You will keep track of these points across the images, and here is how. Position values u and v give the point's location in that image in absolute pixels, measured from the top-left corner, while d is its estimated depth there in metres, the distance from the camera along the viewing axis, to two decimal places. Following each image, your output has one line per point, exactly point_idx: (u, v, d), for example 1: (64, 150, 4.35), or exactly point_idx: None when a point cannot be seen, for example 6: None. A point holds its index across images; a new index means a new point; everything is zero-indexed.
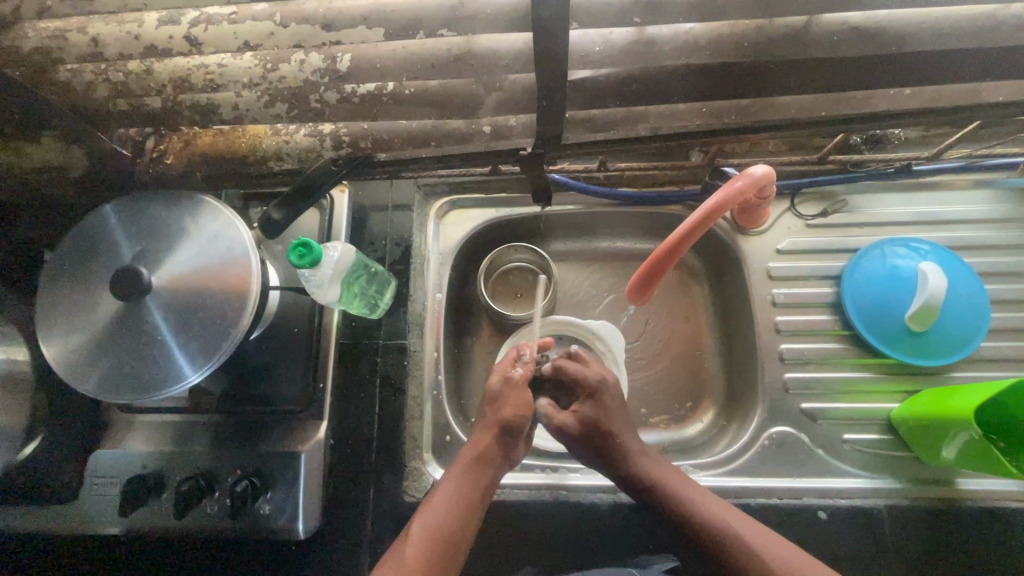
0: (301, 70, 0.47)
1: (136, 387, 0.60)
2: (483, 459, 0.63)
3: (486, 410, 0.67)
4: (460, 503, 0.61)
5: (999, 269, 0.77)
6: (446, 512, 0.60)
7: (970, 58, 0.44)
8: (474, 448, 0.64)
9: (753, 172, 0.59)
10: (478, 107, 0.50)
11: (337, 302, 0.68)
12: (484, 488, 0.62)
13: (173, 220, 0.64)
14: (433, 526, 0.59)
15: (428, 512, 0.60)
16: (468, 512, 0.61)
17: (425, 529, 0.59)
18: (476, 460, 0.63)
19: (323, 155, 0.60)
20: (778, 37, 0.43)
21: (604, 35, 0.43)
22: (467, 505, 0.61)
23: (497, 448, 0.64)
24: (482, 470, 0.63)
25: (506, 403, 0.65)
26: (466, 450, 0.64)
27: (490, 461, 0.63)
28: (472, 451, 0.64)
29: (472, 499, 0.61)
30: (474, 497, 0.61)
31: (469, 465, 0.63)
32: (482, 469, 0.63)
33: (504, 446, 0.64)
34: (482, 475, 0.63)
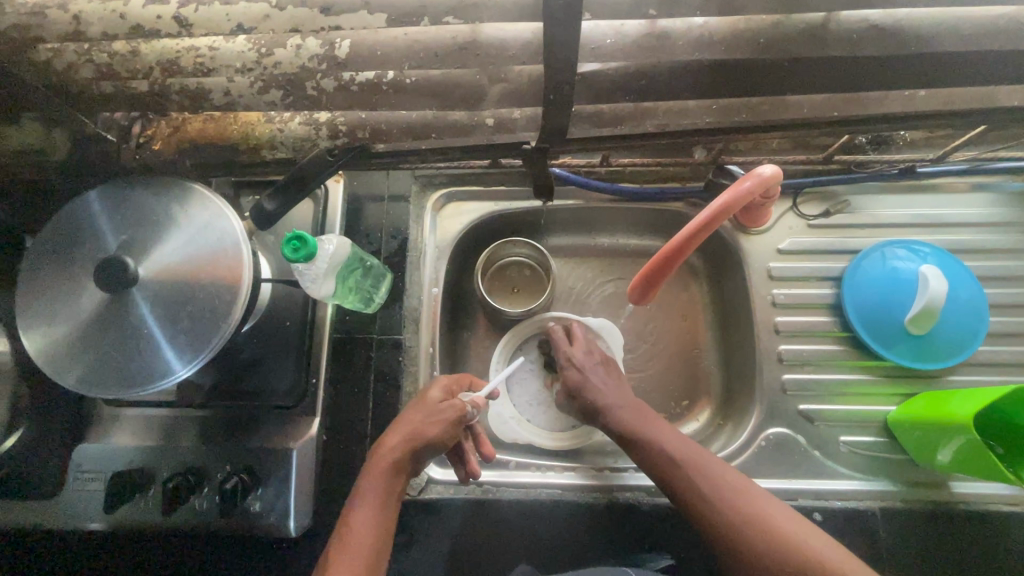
0: (297, 55, 0.45)
1: (121, 381, 0.58)
2: (399, 466, 0.61)
3: (416, 414, 0.64)
4: (380, 518, 0.58)
5: (997, 273, 0.77)
6: (365, 532, 0.57)
7: (990, 63, 0.43)
8: (392, 452, 0.61)
9: (761, 172, 0.58)
10: (482, 98, 0.48)
11: (331, 296, 0.66)
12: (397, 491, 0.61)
13: (161, 208, 0.62)
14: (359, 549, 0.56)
15: (350, 538, 0.56)
16: (383, 522, 0.59)
17: (353, 550, 0.56)
18: (396, 468, 0.61)
19: (319, 145, 0.58)
20: (795, 34, 0.42)
21: (615, 27, 0.42)
22: (384, 522, 0.58)
23: (410, 459, 0.62)
24: (398, 479, 0.61)
25: (432, 420, 0.63)
26: (380, 460, 0.61)
27: (406, 467, 0.61)
28: (387, 458, 0.61)
29: (388, 513, 0.59)
30: (390, 506, 0.60)
31: (389, 476, 0.60)
32: (395, 478, 0.61)
33: (421, 456, 0.63)
34: (396, 485, 0.61)
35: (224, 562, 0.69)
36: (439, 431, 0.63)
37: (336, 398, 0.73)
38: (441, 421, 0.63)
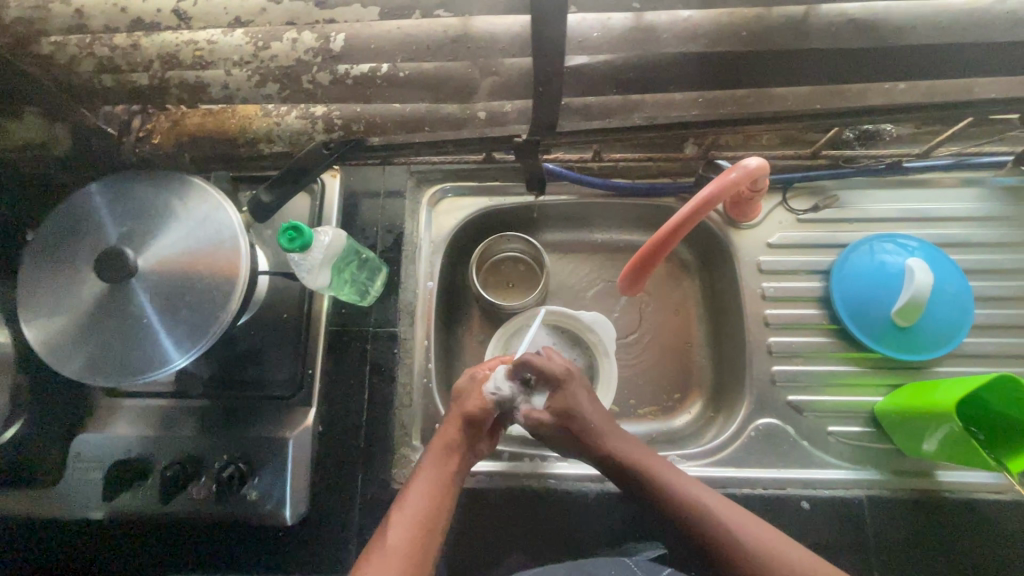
0: (294, 49, 0.46)
1: (120, 370, 0.59)
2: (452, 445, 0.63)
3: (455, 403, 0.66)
4: (433, 491, 0.59)
5: (982, 267, 0.78)
6: (417, 499, 0.57)
7: (966, 55, 0.44)
8: (444, 433, 0.64)
9: (747, 165, 0.59)
10: (473, 91, 0.50)
11: (327, 287, 0.67)
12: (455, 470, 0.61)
13: (160, 201, 0.63)
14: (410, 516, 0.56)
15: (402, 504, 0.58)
16: (442, 495, 0.59)
17: (403, 514, 0.56)
18: (447, 445, 0.63)
19: (315, 139, 0.60)
20: (776, 27, 0.43)
21: (602, 20, 0.43)
22: (440, 494, 0.59)
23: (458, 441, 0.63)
24: (451, 454, 0.62)
25: (469, 397, 0.65)
26: (433, 445, 0.63)
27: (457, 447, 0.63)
28: (440, 441, 0.63)
29: (445, 487, 0.60)
30: (446, 480, 0.60)
31: (439, 452, 0.62)
32: (449, 455, 0.62)
33: (472, 435, 0.64)
34: (449, 462, 0.61)
35: (222, 551, 0.70)
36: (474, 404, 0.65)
37: (333, 389, 0.74)
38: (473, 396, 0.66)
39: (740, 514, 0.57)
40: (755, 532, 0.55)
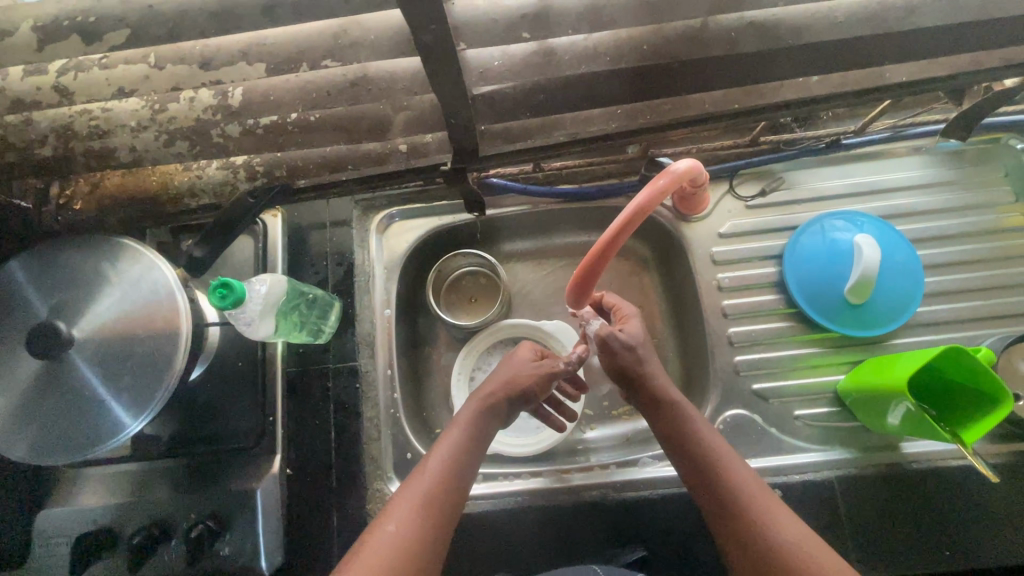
0: (192, 108, 0.45)
1: (70, 446, 0.58)
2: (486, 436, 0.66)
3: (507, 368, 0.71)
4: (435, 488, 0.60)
5: (930, 234, 0.78)
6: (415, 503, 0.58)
7: (872, 46, 0.43)
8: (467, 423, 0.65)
9: (676, 168, 0.56)
10: (388, 127, 0.49)
11: (272, 335, 0.63)
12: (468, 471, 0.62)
13: (90, 267, 0.61)
14: (410, 514, 0.57)
15: (402, 498, 0.59)
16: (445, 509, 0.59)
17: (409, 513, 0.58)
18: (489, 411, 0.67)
19: (239, 188, 0.58)
20: (676, 38, 0.42)
21: (502, 48, 0.42)
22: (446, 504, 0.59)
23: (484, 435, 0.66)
24: (452, 460, 0.62)
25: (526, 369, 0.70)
26: (448, 439, 0.64)
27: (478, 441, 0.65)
28: (458, 435, 0.64)
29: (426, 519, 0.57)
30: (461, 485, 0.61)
31: (450, 459, 0.62)
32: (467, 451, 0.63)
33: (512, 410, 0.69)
34: (465, 460, 0.63)
35: None
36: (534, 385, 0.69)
37: (297, 430, 0.73)
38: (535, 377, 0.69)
39: (736, 460, 0.61)
40: (742, 479, 0.59)
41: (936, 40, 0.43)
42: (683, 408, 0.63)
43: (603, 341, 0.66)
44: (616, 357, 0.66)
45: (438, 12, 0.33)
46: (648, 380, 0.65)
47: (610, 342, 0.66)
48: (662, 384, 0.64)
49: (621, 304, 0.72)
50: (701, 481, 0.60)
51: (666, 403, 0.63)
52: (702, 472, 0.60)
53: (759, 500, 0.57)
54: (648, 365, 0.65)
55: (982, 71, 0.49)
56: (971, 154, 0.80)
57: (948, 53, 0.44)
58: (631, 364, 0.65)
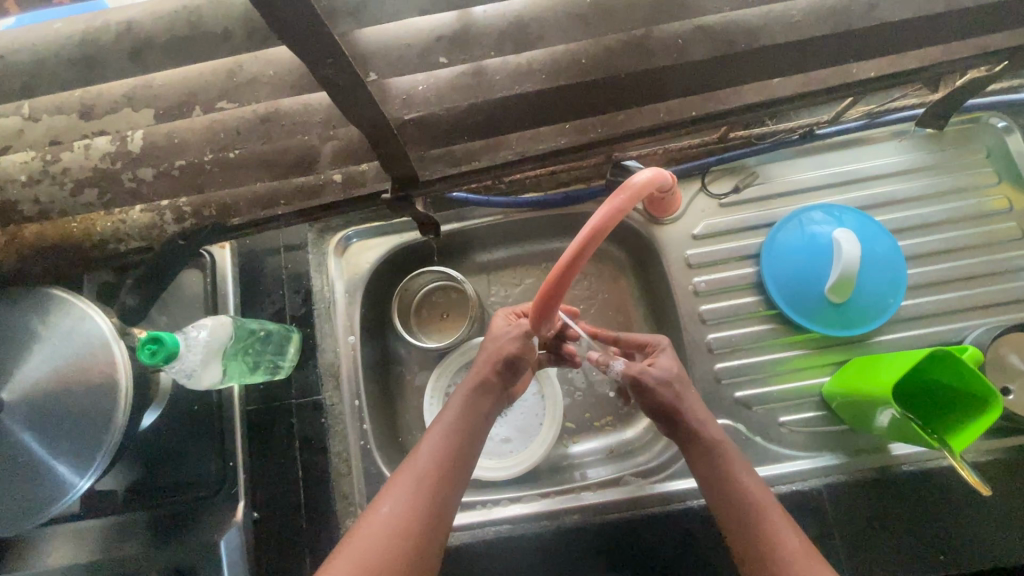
0: (88, 156, 0.41)
1: (11, 512, 0.56)
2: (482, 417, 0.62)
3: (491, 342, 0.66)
4: (428, 476, 0.57)
5: (913, 223, 0.75)
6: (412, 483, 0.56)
7: (835, 46, 0.39)
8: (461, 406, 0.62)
9: (635, 181, 0.51)
10: (314, 161, 0.44)
11: (218, 381, 0.59)
12: (460, 469, 0.59)
13: (17, 321, 0.56)
14: (409, 502, 0.56)
15: (400, 480, 0.58)
16: (439, 499, 0.56)
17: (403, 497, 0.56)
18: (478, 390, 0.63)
19: (168, 231, 0.56)
20: (617, 49, 0.38)
21: (425, 72, 0.38)
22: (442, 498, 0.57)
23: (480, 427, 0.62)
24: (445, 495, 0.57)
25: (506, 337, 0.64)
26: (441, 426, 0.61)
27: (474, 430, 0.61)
28: (450, 421, 0.61)
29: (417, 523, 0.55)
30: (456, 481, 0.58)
31: (444, 489, 0.57)
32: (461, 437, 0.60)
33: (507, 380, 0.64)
34: (459, 449, 0.59)
35: None
36: (518, 350, 0.63)
37: (263, 471, 0.70)
38: (517, 342, 0.63)
39: (753, 479, 0.57)
40: (759, 496, 0.56)
41: (903, 35, 0.39)
42: (724, 446, 0.58)
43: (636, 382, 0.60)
44: (652, 394, 0.60)
45: (332, 45, 0.29)
46: (685, 415, 0.59)
47: (642, 382, 0.60)
48: (698, 415, 0.59)
49: (659, 340, 0.65)
50: (733, 519, 0.55)
51: (698, 435, 0.58)
52: (734, 512, 0.55)
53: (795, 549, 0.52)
54: (683, 402, 0.60)
55: (953, 61, 0.45)
56: (950, 136, 0.77)
57: (917, 47, 0.41)
58: (663, 400, 0.59)
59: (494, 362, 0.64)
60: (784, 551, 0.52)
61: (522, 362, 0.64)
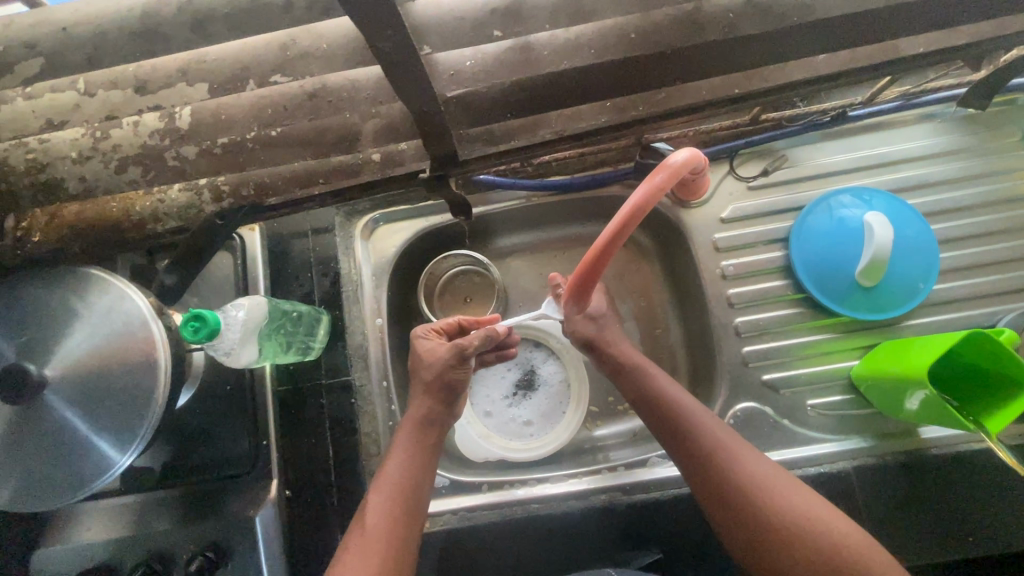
0: (138, 133, 0.42)
1: (56, 488, 0.57)
2: (421, 417, 0.66)
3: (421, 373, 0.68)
4: (380, 526, 0.59)
5: (945, 207, 0.74)
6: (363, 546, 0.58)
7: (888, 20, 0.39)
8: (405, 453, 0.64)
9: (676, 159, 0.50)
10: (357, 138, 0.44)
11: (255, 361, 0.60)
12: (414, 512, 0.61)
13: (56, 301, 0.57)
14: (364, 561, 0.57)
15: (352, 539, 0.59)
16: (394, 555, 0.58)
17: (362, 560, 0.57)
18: (420, 425, 0.66)
19: (206, 210, 0.56)
20: (666, 24, 0.38)
21: (473, 47, 0.38)
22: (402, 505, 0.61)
23: (423, 427, 0.66)
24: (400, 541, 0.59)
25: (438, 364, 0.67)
26: (386, 479, 0.63)
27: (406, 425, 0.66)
28: (395, 470, 0.63)
29: None
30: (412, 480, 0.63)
31: (397, 535, 0.59)
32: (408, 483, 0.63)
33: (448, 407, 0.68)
34: (405, 497, 0.61)
35: None
36: (456, 374, 0.68)
37: (294, 451, 0.71)
38: (454, 367, 0.67)
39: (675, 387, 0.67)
40: (693, 409, 0.64)
41: (957, 10, 0.38)
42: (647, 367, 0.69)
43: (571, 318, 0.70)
44: (581, 326, 0.70)
45: (394, 17, 0.29)
46: (607, 347, 0.70)
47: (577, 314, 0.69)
48: (622, 351, 0.70)
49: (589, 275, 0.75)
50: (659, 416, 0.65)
51: (630, 363, 0.69)
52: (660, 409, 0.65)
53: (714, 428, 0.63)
54: (609, 335, 0.71)
55: (1003, 38, 0.45)
56: (987, 118, 0.75)
57: (971, 21, 0.40)
58: (587, 333, 0.70)
59: (433, 389, 0.67)
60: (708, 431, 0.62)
61: (461, 382, 0.68)
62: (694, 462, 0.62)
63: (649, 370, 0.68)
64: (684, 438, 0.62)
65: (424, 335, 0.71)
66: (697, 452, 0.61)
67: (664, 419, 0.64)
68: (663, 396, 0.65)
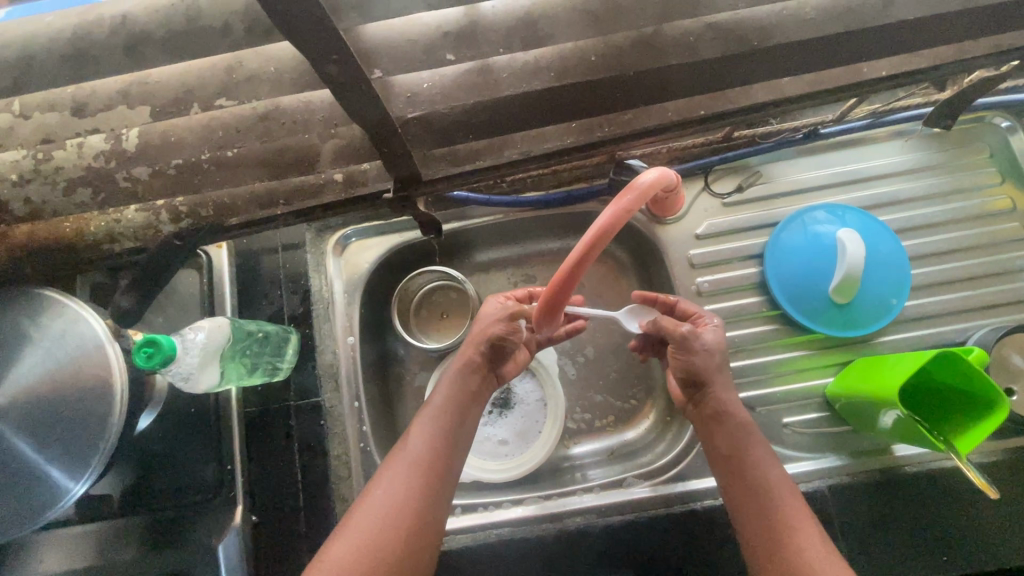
0: (82, 154, 0.40)
1: (5, 520, 0.54)
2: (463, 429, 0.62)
3: (481, 323, 0.67)
4: (423, 462, 0.58)
5: (916, 223, 0.75)
6: (404, 468, 0.58)
7: (849, 45, 0.38)
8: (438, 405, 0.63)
9: (642, 181, 0.50)
10: (315, 160, 0.43)
11: (217, 385, 0.58)
12: (430, 530, 0.56)
13: (8, 324, 0.55)
14: (401, 479, 0.57)
15: (393, 465, 0.58)
16: (432, 477, 0.58)
17: (400, 479, 0.57)
18: (467, 374, 0.65)
19: (163, 230, 0.55)
20: (628, 46, 0.37)
21: (431, 70, 0.37)
22: (434, 516, 0.56)
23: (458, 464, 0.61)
24: (442, 480, 0.58)
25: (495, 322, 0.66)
26: (431, 409, 0.62)
27: (455, 448, 0.61)
28: (441, 398, 0.63)
29: (417, 500, 0.56)
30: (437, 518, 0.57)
31: (434, 467, 0.58)
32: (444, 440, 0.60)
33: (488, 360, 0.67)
34: (445, 441, 0.60)
35: None
36: (505, 328, 0.65)
37: (260, 475, 0.69)
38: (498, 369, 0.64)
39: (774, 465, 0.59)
40: (778, 486, 0.57)
41: (916, 36, 0.38)
42: (750, 430, 0.61)
43: (680, 340, 0.62)
44: (689, 351, 0.62)
45: (337, 42, 0.28)
46: (714, 392, 0.62)
47: (687, 341, 0.61)
48: (730, 399, 0.61)
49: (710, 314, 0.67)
50: (741, 485, 0.58)
51: (732, 418, 0.61)
52: (746, 478, 0.58)
53: (798, 519, 0.55)
54: (721, 373, 0.62)
55: (967, 60, 0.45)
56: (955, 135, 0.76)
57: (933, 45, 0.40)
58: (701, 365, 0.62)
59: (477, 340, 0.66)
60: (788, 518, 0.55)
61: (506, 341, 0.66)
62: (768, 536, 0.55)
63: (748, 428, 0.61)
64: (761, 506, 0.56)
65: (500, 297, 0.70)
66: (775, 530, 0.54)
67: (748, 485, 0.58)
68: (756, 462, 0.59)
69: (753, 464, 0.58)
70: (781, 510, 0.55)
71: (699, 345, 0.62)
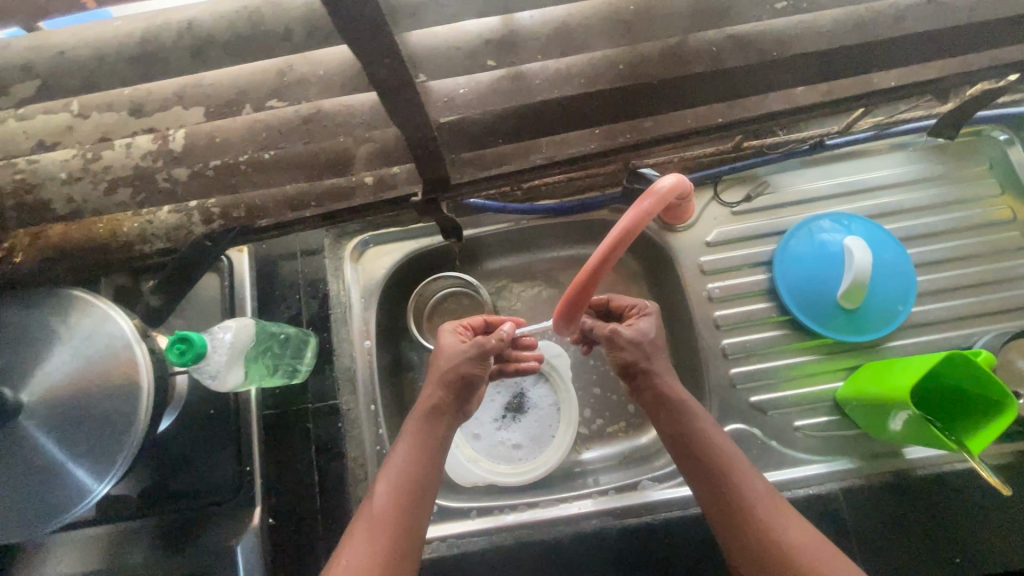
0: (130, 154, 0.42)
1: (27, 518, 0.55)
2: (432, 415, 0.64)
3: (437, 363, 0.67)
4: (389, 518, 0.58)
5: (920, 232, 0.77)
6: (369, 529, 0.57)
7: (862, 56, 0.41)
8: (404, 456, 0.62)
9: (660, 186, 0.52)
10: (350, 162, 0.45)
11: (242, 384, 0.59)
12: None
13: (36, 323, 0.56)
14: (368, 541, 0.56)
15: (359, 528, 0.57)
16: (401, 529, 0.57)
17: (367, 542, 0.56)
18: (433, 416, 0.64)
19: (195, 231, 0.55)
20: (655, 55, 0.39)
21: (466, 76, 0.39)
22: (410, 519, 0.58)
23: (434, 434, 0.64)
24: (411, 524, 0.58)
25: (453, 356, 0.66)
26: (393, 464, 0.61)
27: (424, 482, 0.61)
28: (404, 451, 0.62)
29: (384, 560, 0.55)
30: (423, 480, 0.61)
31: (401, 517, 0.58)
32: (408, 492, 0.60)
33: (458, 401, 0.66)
34: (409, 493, 0.60)
35: None
36: (473, 367, 0.66)
37: (277, 477, 0.69)
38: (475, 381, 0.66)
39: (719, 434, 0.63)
40: (729, 457, 0.61)
41: (926, 48, 0.41)
42: (690, 406, 0.64)
43: (609, 338, 0.66)
44: (621, 350, 0.66)
45: (391, 46, 0.30)
46: (651, 376, 0.65)
47: (615, 339, 0.66)
48: (669, 383, 0.65)
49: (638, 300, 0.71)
50: (691, 459, 0.61)
51: (672, 398, 0.64)
52: (693, 451, 0.61)
53: (749, 480, 0.59)
54: (653, 360, 0.66)
55: (969, 73, 0.47)
56: (955, 148, 0.79)
57: (941, 57, 0.42)
58: (632, 358, 0.66)
59: (448, 384, 0.65)
60: (738, 480, 0.59)
61: (477, 379, 0.67)
62: (721, 500, 0.59)
63: (689, 405, 0.64)
64: (713, 476, 0.60)
65: (451, 328, 0.70)
66: (728, 496, 0.58)
67: (701, 460, 0.61)
68: (703, 436, 0.62)
69: (699, 439, 0.62)
70: (733, 478, 0.59)
71: (625, 338, 0.66)
